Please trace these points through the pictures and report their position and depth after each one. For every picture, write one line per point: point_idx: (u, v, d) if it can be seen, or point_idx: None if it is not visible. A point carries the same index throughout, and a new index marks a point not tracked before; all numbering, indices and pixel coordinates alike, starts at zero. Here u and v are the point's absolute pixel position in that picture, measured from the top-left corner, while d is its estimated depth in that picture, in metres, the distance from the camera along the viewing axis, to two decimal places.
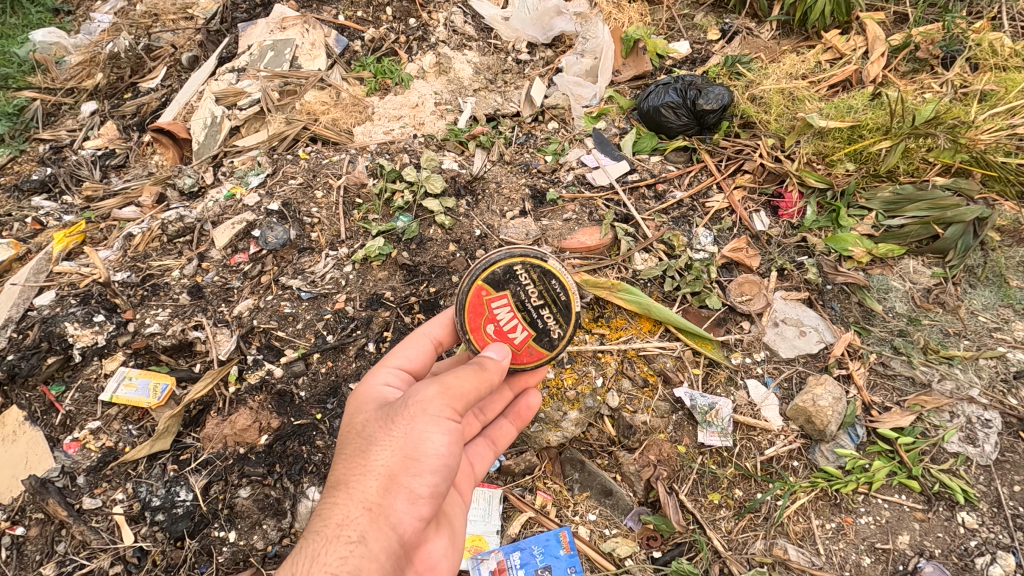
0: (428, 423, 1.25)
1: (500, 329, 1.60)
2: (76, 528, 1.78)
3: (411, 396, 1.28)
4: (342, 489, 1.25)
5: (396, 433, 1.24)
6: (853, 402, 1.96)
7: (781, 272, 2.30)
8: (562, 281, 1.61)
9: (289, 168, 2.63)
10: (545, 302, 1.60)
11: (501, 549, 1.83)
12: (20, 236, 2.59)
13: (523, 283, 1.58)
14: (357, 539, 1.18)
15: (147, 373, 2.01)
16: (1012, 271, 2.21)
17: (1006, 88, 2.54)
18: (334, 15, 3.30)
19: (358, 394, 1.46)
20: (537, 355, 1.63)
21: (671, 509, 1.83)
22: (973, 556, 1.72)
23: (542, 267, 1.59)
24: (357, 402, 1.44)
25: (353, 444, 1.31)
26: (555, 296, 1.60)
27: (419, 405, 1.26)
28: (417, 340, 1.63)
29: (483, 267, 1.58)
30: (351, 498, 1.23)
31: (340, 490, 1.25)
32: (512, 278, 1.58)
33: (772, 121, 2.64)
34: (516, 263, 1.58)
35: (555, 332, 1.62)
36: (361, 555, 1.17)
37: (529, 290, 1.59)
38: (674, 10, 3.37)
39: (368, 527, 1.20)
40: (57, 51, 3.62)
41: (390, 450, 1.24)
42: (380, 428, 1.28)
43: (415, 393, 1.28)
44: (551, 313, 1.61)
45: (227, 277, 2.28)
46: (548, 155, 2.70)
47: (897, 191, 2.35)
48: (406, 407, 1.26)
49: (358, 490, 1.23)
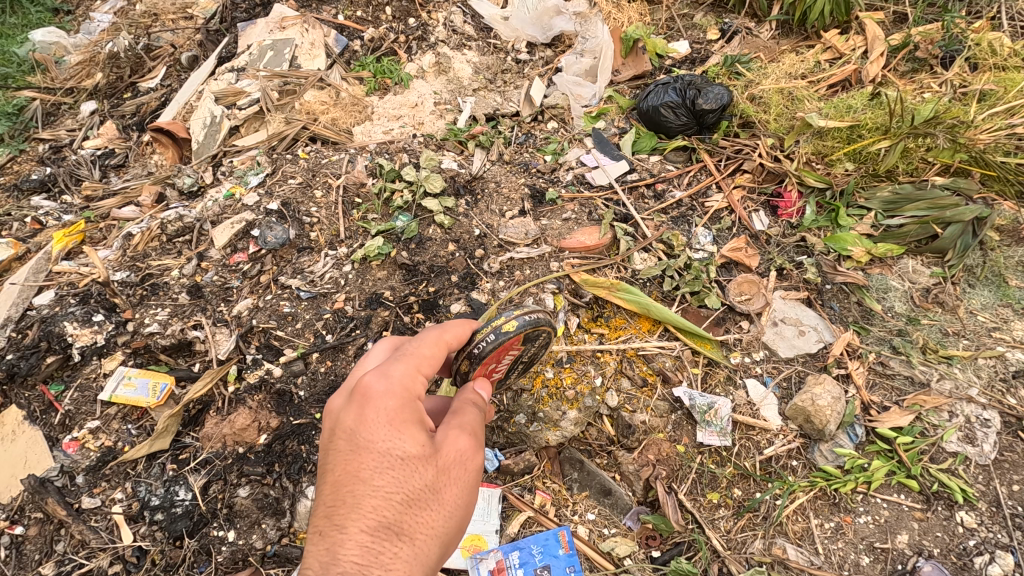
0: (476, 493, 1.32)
1: (492, 370, 1.59)
2: (75, 527, 1.78)
3: (472, 459, 1.30)
4: (407, 543, 1.16)
5: (459, 502, 1.26)
6: (852, 401, 1.96)
7: (780, 272, 2.30)
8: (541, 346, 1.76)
9: (289, 168, 2.63)
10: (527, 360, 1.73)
11: (501, 548, 1.83)
12: (19, 236, 2.58)
13: (535, 344, 1.64)
14: None
15: (146, 373, 2.02)
16: (1011, 270, 2.21)
17: (1006, 88, 2.54)
18: (334, 14, 3.30)
19: (398, 408, 1.23)
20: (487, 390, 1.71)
21: (670, 508, 1.84)
22: (971, 555, 1.72)
23: (551, 339, 1.70)
24: (399, 421, 1.22)
25: (413, 490, 1.20)
26: (534, 358, 1.75)
27: (476, 477, 1.32)
28: (433, 338, 1.39)
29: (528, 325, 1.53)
30: (415, 557, 1.16)
31: (403, 544, 1.15)
32: (534, 339, 1.62)
33: (772, 121, 2.65)
34: (546, 330, 1.62)
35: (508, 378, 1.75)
36: None
37: (532, 351, 1.67)
38: (674, 9, 3.37)
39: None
40: (57, 51, 3.62)
41: (452, 516, 1.24)
42: (445, 489, 1.24)
43: (476, 459, 1.31)
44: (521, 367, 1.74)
45: (226, 276, 2.28)
46: (548, 154, 2.70)
47: (897, 191, 2.35)
48: (468, 472, 1.29)
49: (422, 551, 1.17)
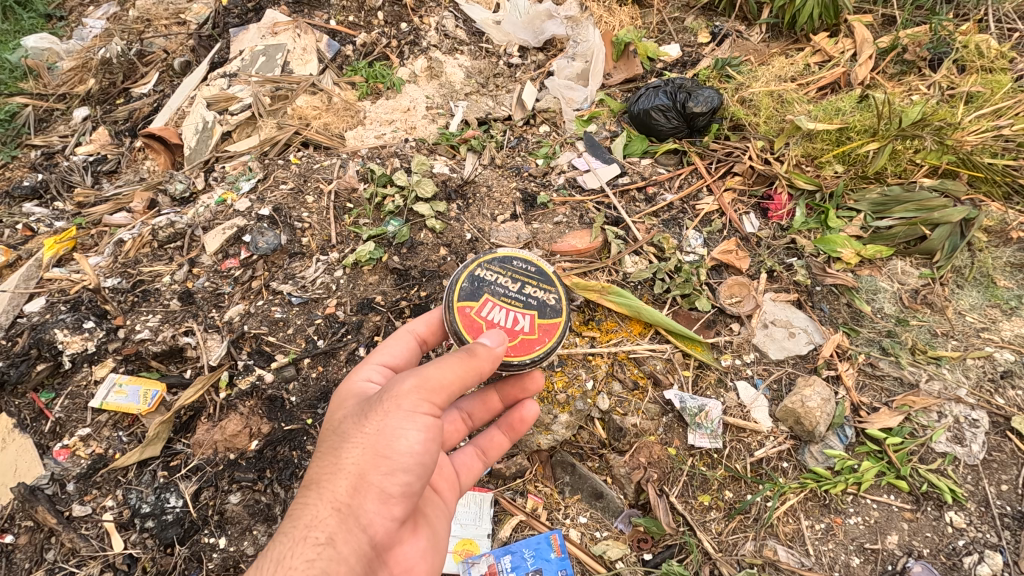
0: (402, 420, 1.23)
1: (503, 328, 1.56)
2: (65, 535, 1.77)
3: (387, 390, 1.27)
4: (313, 489, 1.23)
5: (369, 431, 1.22)
6: (842, 402, 1.97)
7: (770, 274, 2.31)
8: (521, 258, 1.67)
9: (281, 173, 2.63)
10: (526, 282, 1.63)
11: (492, 552, 1.83)
12: (10, 243, 2.57)
13: (492, 281, 1.61)
14: (324, 541, 1.16)
15: (138, 379, 2.01)
16: (999, 271, 2.23)
17: (992, 91, 2.58)
18: (327, 19, 3.32)
19: (338, 390, 1.48)
20: (552, 329, 1.59)
21: (661, 510, 1.85)
22: (960, 555, 1.73)
23: (496, 259, 1.65)
24: (336, 398, 1.45)
25: (329, 441, 1.30)
26: (526, 273, 1.64)
27: (396, 400, 1.24)
28: (399, 338, 1.63)
29: (451, 290, 1.59)
30: (321, 498, 1.21)
31: (311, 490, 1.23)
32: (485, 279, 1.61)
33: (761, 123, 2.67)
34: (474, 269, 1.62)
35: (550, 299, 1.62)
36: (329, 558, 1.14)
37: (501, 283, 1.62)
38: (664, 13, 3.39)
39: (337, 529, 1.18)
40: (49, 56, 3.61)
41: (361, 447, 1.22)
42: (354, 425, 1.26)
43: (392, 386, 1.26)
44: (534, 287, 1.62)
45: (217, 282, 2.27)
46: (540, 158, 2.71)
47: (885, 192, 2.37)
48: (380, 402, 1.25)
49: (328, 490, 1.21)
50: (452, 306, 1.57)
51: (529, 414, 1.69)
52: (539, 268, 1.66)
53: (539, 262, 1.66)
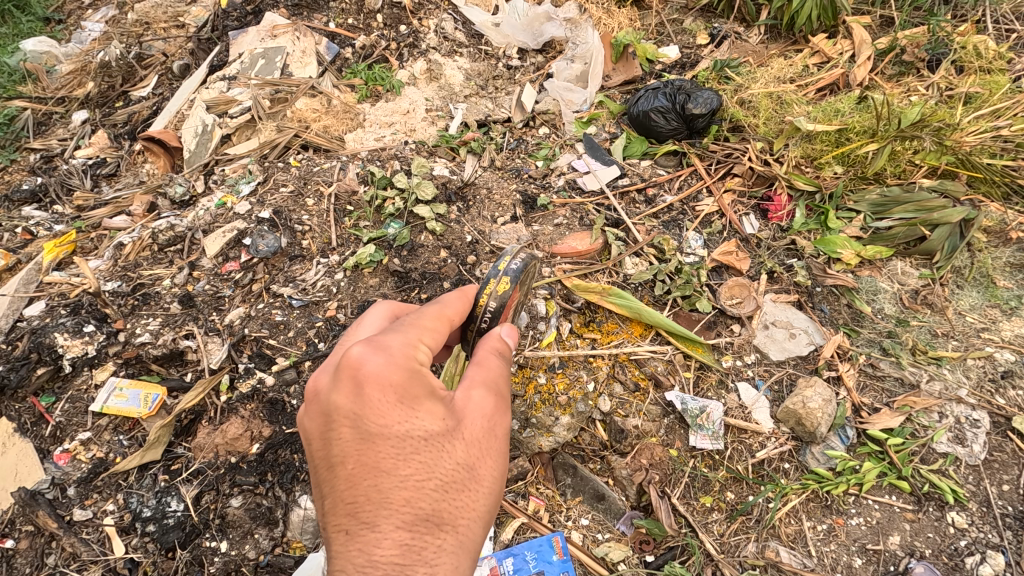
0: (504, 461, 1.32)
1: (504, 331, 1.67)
2: (66, 539, 1.77)
3: (499, 428, 1.28)
4: (449, 534, 1.12)
5: (496, 475, 1.25)
6: (843, 403, 1.97)
7: (770, 275, 2.31)
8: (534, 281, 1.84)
9: (280, 176, 2.63)
10: (524, 301, 1.82)
11: (495, 555, 1.83)
12: (10, 247, 2.58)
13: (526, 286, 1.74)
14: None
15: (138, 383, 2.01)
16: (999, 272, 2.24)
17: (990, 91, 2.59)
18: (326, 22, 3.32)
19: (398, 380, 1.13)
20: None
21: (663, 512, 1.85)
22: (963, 556, 1.73)
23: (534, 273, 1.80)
24: (408, 396, 1.14)
25: (449, 473, 1.15)
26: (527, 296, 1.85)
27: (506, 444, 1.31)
28: (435, 317, 1.31)
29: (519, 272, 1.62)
30: (460, 545, 1.14)
31: (446, 536, 1.11)
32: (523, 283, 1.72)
33: (761, 125, 2.68)
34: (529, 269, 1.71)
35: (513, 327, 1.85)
36: None
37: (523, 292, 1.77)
38: (663, 15, 3.39)
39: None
40: (47, 60, 3.60)
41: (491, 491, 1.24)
42: (479, 463, 1.22)
43: (502, 426, 1.29)
44: (520, 311, 1.84)
45: (217, 285, 2.27)
46: (539, 160, 2.71)
47: (885, 193, 2.38)
48: (497, 443, 1.27)
49: (466, 538, 1.15)
50: (509, 287, 1.60)
51: None
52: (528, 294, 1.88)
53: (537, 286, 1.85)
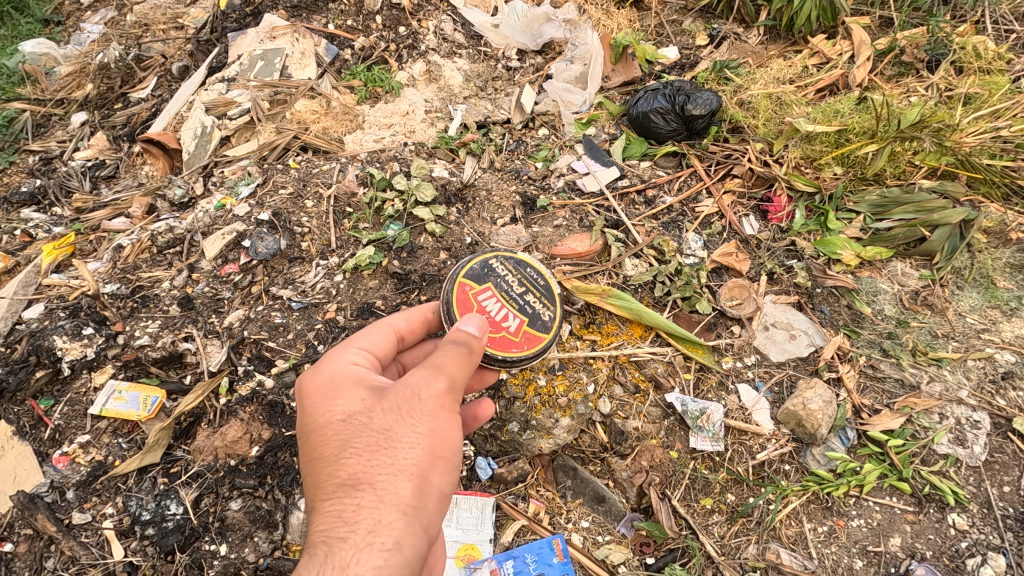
0: (447, 420, 1.32)
1: (491, 318, 1.66)
2: (65, 543, 1.77)
3: (421, 389, 1.32)
4: (365, 492, 1.23)
5: (422, 432, 1.28)
6: (843, 405, 1.97)
7: (770, 276, 2.31)
8: (534, 268, 1.77)
9: (280, 178, 2.63)
10: (525, 288, 1.72)
11: (495, 557, 1.83)
12: (9, 249, 2.57)
13: (500, 275, 1.73)
14: (391, 546, 1.19)
15: (137, 386, 2.00)
16: (999, 272, 2.24)
17: (990, 92, 2.59)
18: (325, 24, 3.32)
19: (326, 379, 1.41)
20: (535, 339, 1.68)
21: (663, 514, 1.85)
22: (963, 557, 1.73)
23: (513, 259, 1.76)
24: (331, 388, 1.39)
25: (366, 439, 1.28)
26: (534, 282, 1.75)
27: (439, 403, 1.32)
28: (380, 329, 1.62)
29: (461, 266, 1.72)
30: (381, 501, 1.22)
31: (363, 493, 1.23)
32: (491, 272, 1.73)
33: (760, 126, 2.68)
34: (490, 259, 1.74)
35: (546, 314, 1.71)
36: (397, 562, 1.19)
37: (507, 280, 1.73)
38: (662, 16, 3.39)
39: (404, 532, 1.22)
40: (46, 61, 3.60)
41: (418, 447, 1.27)
42: (397, 425, 1.29)
43: (426, 387, 1.32)
44: (535, 297, 1.72)
45: (216, 287, 2.26)
46: (539, 161, 2.71)
47: (885, 194, 2.38)
48: (422, 403, 1.31)
49: (388, 493, 1.23)
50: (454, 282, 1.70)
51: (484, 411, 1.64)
52: (544, 281, 1.76)
53: (547, 275, 1.77)
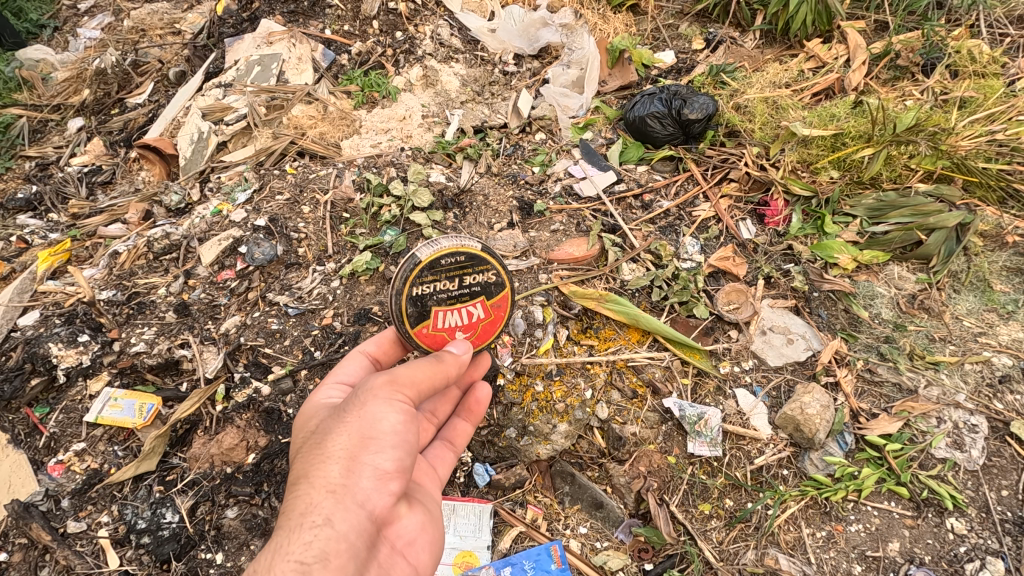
0: (381, 404, 1.25)
1: (464, 326, 1.70)
2: (60, 552, 1.75)
3: (359, 389, 1.30)
4: (301, 481, 1.20)
5: (351, 419, 1.24)
6: (841, 409, 1.97)
7: (768, 280, 2.31)
8: (445, 252, 1.62)
9: (277, 183, 2.62)
10: (458, 277, 1.65)
11: (492, 564, 1.82)
12: (4, 255, 2.56)
13: (432, 291, 1.63)
14: (321, 523, 1.12)
15: (133, 393, 2.00)
16: (995, 276, 2.24)
17: (985, 95, 2.60)
18: (322, 28, 3.31)
19: (304, 412, 1.48)
20: (503, 304, 1.75)
21: (662, 520, 1.84)
22: (962, 562, 1.72)
23: (424, 268, 1.60)
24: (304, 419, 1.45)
25: (311, 441, 1.28)
26: (459, 264, 1.64)
27: (371, 392, 1.27)
28: (353, 357, 1.65)
29: (401, 319, 1.63)
30: (313, 485, 1.18)
31: (301, 482, 1.20)
32: (426, 295, 1.63)
33: (756, 130, 2.69)
34: (411, 289, 1.61)
35: (490, 276, 1.69)
36: (326, 538, 1.11)
37: (441, 287, 1.63)
38: (658, 20, 3.41)
39: (335, 509, 1.15)
40: (43, 67, 3.60)
41: (347, 432, 1.22)
42: (334, 421, 1.27)
43: (364, 383, 1.30)
44: (470, 275, 1.66)
45: (213, 294, 2.26)
46: (536, 165, 2.70)
47: (881, 198, 2.39)
48: (357, 397, 1.28)
49: (319, 477, 1.18)
50: (407, 330, 1.64)
51: (484, 395, 1.71)
52: (462, 255, 1.64)
53: (462, 245, 1.64)
